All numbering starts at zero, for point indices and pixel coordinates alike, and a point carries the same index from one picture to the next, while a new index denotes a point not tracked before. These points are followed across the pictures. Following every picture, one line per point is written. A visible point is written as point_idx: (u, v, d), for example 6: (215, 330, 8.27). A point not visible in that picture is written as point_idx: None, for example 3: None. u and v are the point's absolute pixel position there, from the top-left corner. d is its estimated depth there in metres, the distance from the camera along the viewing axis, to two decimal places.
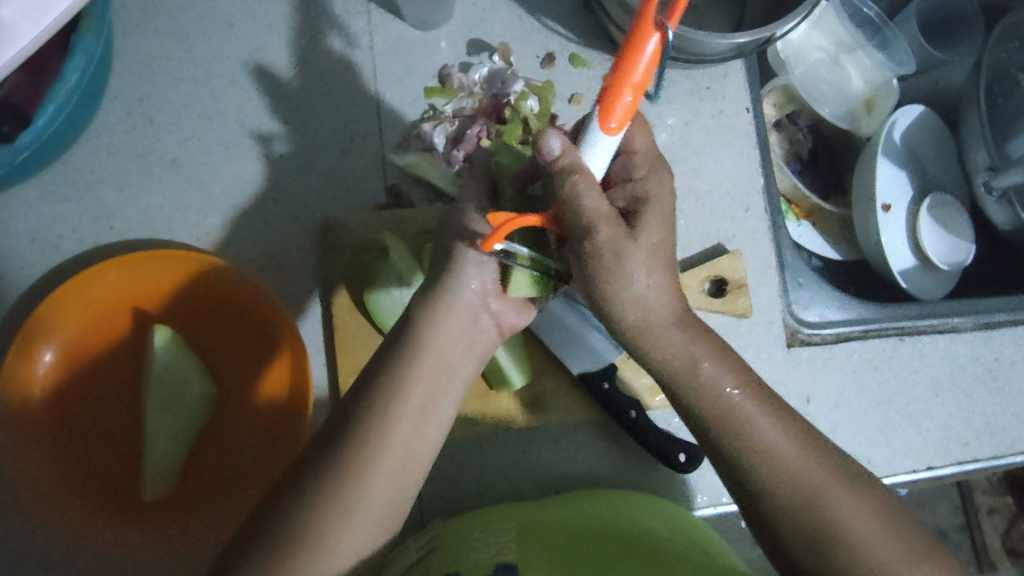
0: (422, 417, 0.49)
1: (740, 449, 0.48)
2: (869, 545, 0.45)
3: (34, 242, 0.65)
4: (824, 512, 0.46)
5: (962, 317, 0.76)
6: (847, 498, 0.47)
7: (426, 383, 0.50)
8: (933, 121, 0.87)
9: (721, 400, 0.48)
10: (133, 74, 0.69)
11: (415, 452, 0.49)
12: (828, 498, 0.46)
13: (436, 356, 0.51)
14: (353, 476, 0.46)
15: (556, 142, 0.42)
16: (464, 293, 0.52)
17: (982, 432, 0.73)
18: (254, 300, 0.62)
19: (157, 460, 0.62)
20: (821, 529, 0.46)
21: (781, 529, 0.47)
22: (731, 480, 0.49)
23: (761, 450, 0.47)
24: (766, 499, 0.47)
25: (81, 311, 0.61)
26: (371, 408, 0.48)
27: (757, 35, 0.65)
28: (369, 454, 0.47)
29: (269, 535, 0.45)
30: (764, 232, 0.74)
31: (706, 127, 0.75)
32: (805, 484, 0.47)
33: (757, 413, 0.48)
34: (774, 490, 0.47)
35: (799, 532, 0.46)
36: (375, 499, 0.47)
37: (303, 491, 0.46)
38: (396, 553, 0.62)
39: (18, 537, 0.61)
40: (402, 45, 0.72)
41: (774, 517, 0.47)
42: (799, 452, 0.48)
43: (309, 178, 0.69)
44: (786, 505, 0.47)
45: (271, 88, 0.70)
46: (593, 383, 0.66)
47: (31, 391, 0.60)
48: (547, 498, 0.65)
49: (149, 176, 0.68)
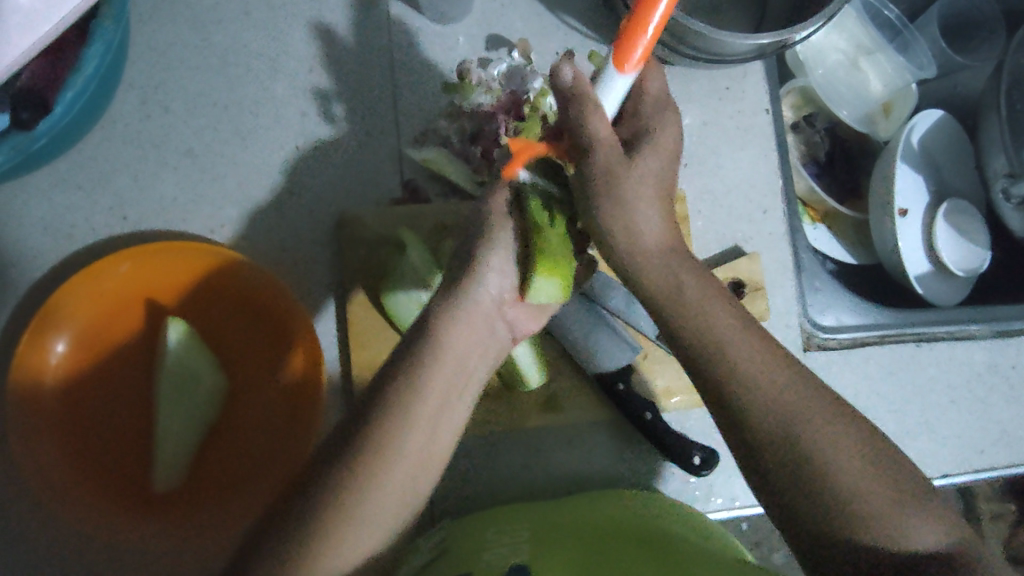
0: (439, 422, 0.49)
1: (729, 380, 0.46)
2: (854, 479, 0.43)
3: (47, 230, 0.65)
4: (812, 445, 0.44)
5: (979, 325, 0.76)
6: (836, 432, 0.45)
7: (440, 387, 0.49)
8: (951, 127, 0.86)
9: (716, 338, 0.47)
10: (150, 62, 0.68)
11: (430, 453, 0.49)
12: (814, 431, 0.44)
13: (451, 361, 0.50)
14: (366, 479, 0.46)
15: (569, 70, 0.46)
16: (484, 298, 0.51)
17: (997, 441, 0.73)
18: (268, 296, 0.62)
19: (167, 454, 0.61)
20: (802, 459, 0.44)
21: (764, 461, 0.45)
22: (719, 412, 0.47)
23: (749, 382, 0.46)
24: (752, 426, 0.45)
25: (95, 301, 0.61)
26: (384, 411, 0.47)
27: (778, 37, 0.65)
28: (384, 456, 0.46)
29: (278, 539, 0.44)
30: (781, 235, 0.73)
31: (725, 127, 0.75)
32: (794, 421, 0.45)
33: (744, 342, 0.47)
34: (760, 417, 0.45)
35: (782, 462, 0.44)
36: (387, 500, 0.47)
37: (315, 494, 0.45)
38: (407, 551, 0.61)
39: (27, 527, 0.61)
40: (422, 38, 0.72)
41: (760, 446, 0.45)
42: (794, 391, 0.46)
43: (325, 171, 0.69)
44: (773, 436, 0.45)
45: (288, 79, 0.70)
46: (608, 384, 0.65)
47: (41, 380, 0.59)
48: (557, 499, 0.65)
49: (164, 166, 0.67)
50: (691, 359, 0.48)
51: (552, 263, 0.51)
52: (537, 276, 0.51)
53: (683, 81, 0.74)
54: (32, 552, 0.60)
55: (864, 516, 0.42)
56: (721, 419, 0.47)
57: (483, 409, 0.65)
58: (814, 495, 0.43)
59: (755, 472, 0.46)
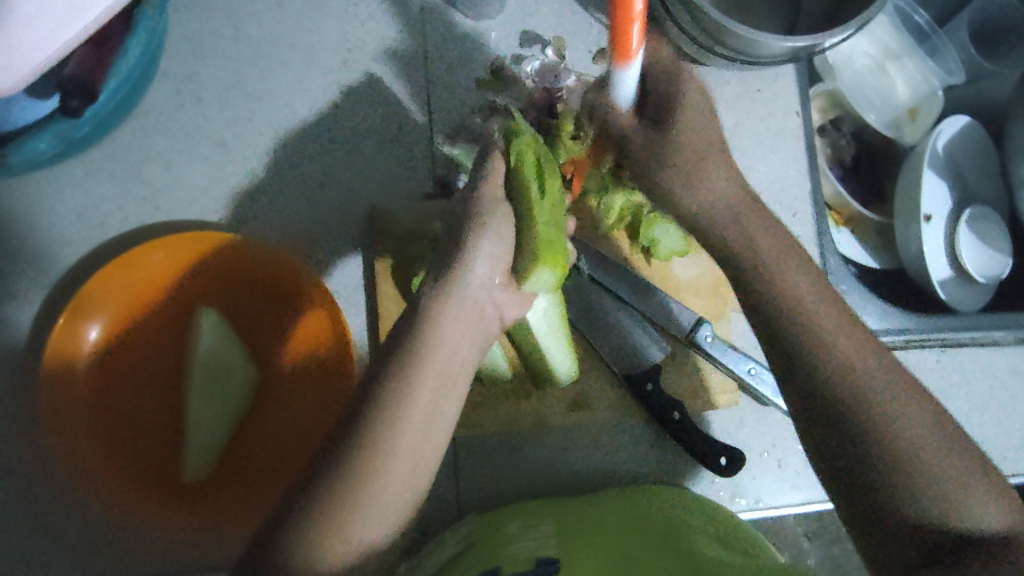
0: (436, 413, 0.48)
1: (815, 367, 0.49)
2: (929, 461, 0.45)
3: (79, 218, 0.65)
4: (873, 400, 0.47)
5: (1004, 330, 0.76)
6: (913, 418, 0.47)
7: (434, 380, 0.48)
8: (978, 133, 0.86)
9: (810, 340, 0.50)
10: (185, 53, 0.68)
11: (430, 447, 0.48)
12: (888, 411, 0.47)
13: (441, 356, 0.49)
14: (370, 476, 0.45)
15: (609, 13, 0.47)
16: (471, 288, 0.52)
17: (1019, 446, 0.73)
18: (291, 276, 0.62)
19: (197, 441, 0.61)
20: (874, 441, 0.46)
21: (827, 435, 0.48)
22: (783, 360, 0.52)
23: (833, 365, 0.49)
24: (814, 367, 0.49)
25: (127, 288, 0.61)
26: (385, 404, 0.47)
27: (815, 40, 0.65)
28: (386, 450, 0.46)
29: (284, 534, 0.44)
30: (809, 238, 0.74)
31: (755, 129, 0.75)
32: (867, 401, 0.47)
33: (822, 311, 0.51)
34: (820, 362, 0.49)
35: (836, 407, 0.48)
36: (396, 494, 0.46)
37: (319, 496, 0.45)
38: (432, 545, 0.62)
39: (51, 514, 0.61)
40: (455, 33, 0.72)
41: (817, 386, 0.49)
42: (873, 375, 0.48)
43: (357, 163, 0.69)
44: (833, 380, 0.49)
45: (321, 72, 0.70)
46: (636, 383, 0.65)
47: (74, 366, 0.60)
48: (589, 495, 0.65)
49: (197, 157, 0.67)
50: (780, 346, 0.52)
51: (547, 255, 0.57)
52: (536, 274, 0.57)
53: (714, 82, 0.75)
54: (57, 542, 0.60)
55: (930, 498, 0.44)
56: (796, 399, 0.51)
57: (511, 407, 0.66)
58: (878, 471, 0.46)
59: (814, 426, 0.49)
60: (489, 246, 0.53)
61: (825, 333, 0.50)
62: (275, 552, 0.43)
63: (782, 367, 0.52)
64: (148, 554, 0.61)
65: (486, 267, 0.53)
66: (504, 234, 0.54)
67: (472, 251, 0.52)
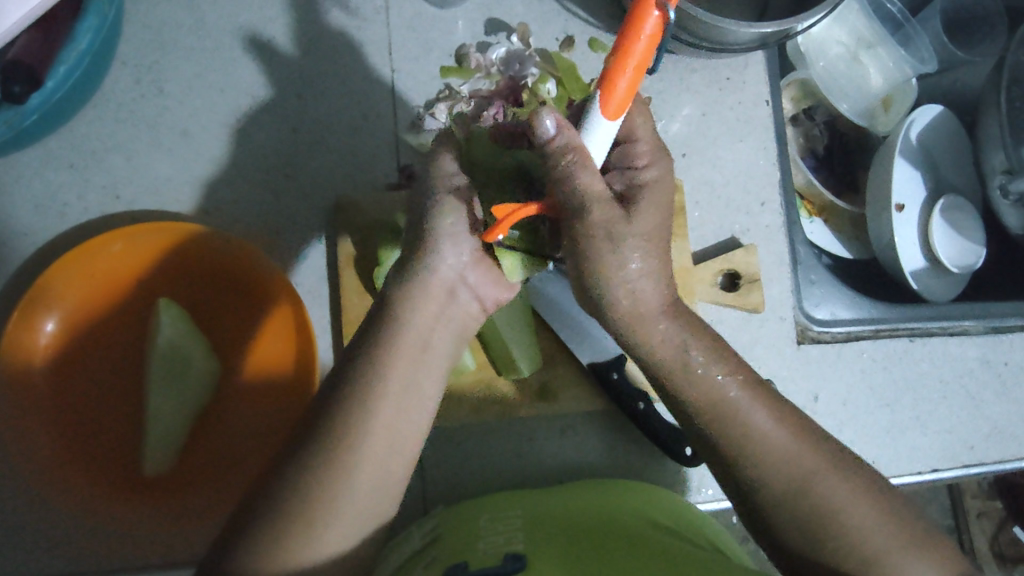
0: (408, 405, 0.47)
1: (752, 470, 0.48)
2: (868, 535, 0.46)
3: (38, 208, 0.64)
4: (811, 486, 0.47)
5: (972, 320, 0.76)
6: (842, 491, 0.47)
7: (405, 367, 0.47)
8: (950, 122, 0.86)
9: (740, 435, 0.48)
10: (144, 41, 0.67)
11: (404, 435, 0.47)
12: (832, 495, 0.47)
13: (413, 340, 0.48)
14: (336, 470, 0.44)
15: (551, 122, 0.43)
16: (441, 271, 0.49)
17: (988, 437, 0.73)
18: (249, 265, 0.61)
19: (157, 435, 0.59)
20: (819, 517, 0.47)
21: (776, 522, 0.48)
22: (719, 467, 0.50)
23: (766, 452, 0.48)
24: (746, 461, 0.48)
25: (86, 280, 0.60)
26: (351, 397, 0.46)
27: (781, 27, 0.64)
28: (356, 445, 0.45)
29: (251, 535, 0.43)
30: (779, 228, 0.73)
31: (725, 119, 0.74)
32: (804, 474, 0.47)
33: (750, 403, 0.49)
34: (749, 459, 0.48)
35: (777, 501, 0.48)
36: (368, 486, 0.45)
37: (288, 490, 0.44)
38: (399, 539, 0.61)
39: (15, 510, 0.60)
40: (420, 22, 0.71)
41: (757, 481, 0.48)
42: (795, 447, 0.48)
43: (321, 154, 0.68)
44: (772, 479, 0.48)
45: (282, 60, 0.69)
46: (601, 375, 0.65)
47: (31, 360, 0.59)
48: (568, 483, 0.65)
49: (158, 146, 0.66)
50: (712, 447, 0.50)
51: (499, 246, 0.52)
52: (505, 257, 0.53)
53: (682, 70, 0.74)
54: (24, 534, 0.60)
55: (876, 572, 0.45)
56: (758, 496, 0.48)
57: (474, 399, 0.65)
58: (817, 558, 0.47)
59: (756, 521, 0.49)
60: (453, 220, 0.49)
61: (745, 417, 0.49)
62: (246, 553, 0.43)
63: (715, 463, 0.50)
64: (119, 548, 0.61)
65: (454, 248, 0.49)
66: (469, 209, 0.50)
67: (435, 231, 0.49)
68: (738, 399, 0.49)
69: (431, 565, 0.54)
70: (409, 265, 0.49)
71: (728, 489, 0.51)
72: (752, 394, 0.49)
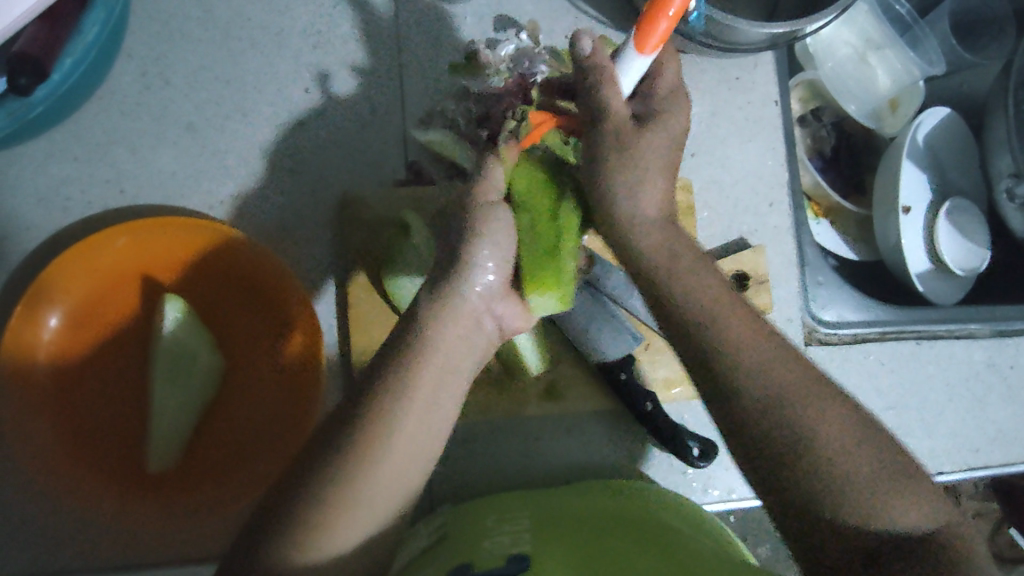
0: (429, 421, 0.46)
1: (741, 386, 0.45)
2: (859, 463, 0.43)
3: (42, 202, 0.63)
4: (799, 403, 0.44)
5: (979, 323, 0.76)
6: (832, 415, 0.44)
7: (430, 385, 0.46)
8: (957, 125, 0.86)
9: (735, 363, 0.46)
10: (151, 33, 0.66)
11: (423, 449, 0.46)
12: (820, 412, 0.44)
13: (441, 359, 0.47)
14: (356, 484, 0.43)
15: (588, 42, 0.48)
16: (471, 296, 0.49)
17: (993, 440, 0.73)
18: (258, 267, 0.60)
19: (163, 431, 0.59)
20: (806, 435, 0.43)
21: (766, 475, 0.44)
22: (705, 385, 0.47)
23: (759, 373, 0.45)
24: (735, 382, 0.45)
25: (89, 275, 0.59)
26: (372, 406, 0.45)
27: (792, 26, 0.64)
28: (376, 459, 0.44)
29: (266, 539, 0.42)
30: (787, 229, 0.73)
31: (733, 119, 0.74)
32: (799, 402, 0.44)
33: (736, 321, 0.47)
34: (739, 377, 0.45)
35: (762, 421, 0.44)
36: (382, 494, 0.44)
37: (304, 501, 0.43)
38: (405, 538, 0.61)
39: (18, 505, 0.60)
40: (429, 17, 0.71)
41: (745, 401, 0.45)
42: (799, 383, 0.45)
43: (328, 149, 0.68)
44: (760, 397, 0.45)
45: (289, 55, 0.68)
46: (610, 374, 0.65)
47: (34, 357, 0.58)
48: (558, 487, 0.65)
49: (163, 140, 0.66)
50: (701, 363, 0.47)
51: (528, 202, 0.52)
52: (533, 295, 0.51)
53: (691, 69, 0.74)
54: (26, 529, 0.60)
55: (865, 501, 0.42)
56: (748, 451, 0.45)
57: (481, 396, 0.65)
58: (804, 482, 0.43)
59: (742, 444, 0.45)
60: (490, 251, 0.48)
61: (741, 348, 0.46)
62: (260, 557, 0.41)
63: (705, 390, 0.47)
64: (122, 545, 0.60)
65: (487, 275, 0.49)
66: (502, 236, 0.49)
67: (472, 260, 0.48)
68: (742, 347, 0.46)
69: (437, 564, 0.54)
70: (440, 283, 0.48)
71: (713, 411, 0.47)
72: (755, 350, 0.46)
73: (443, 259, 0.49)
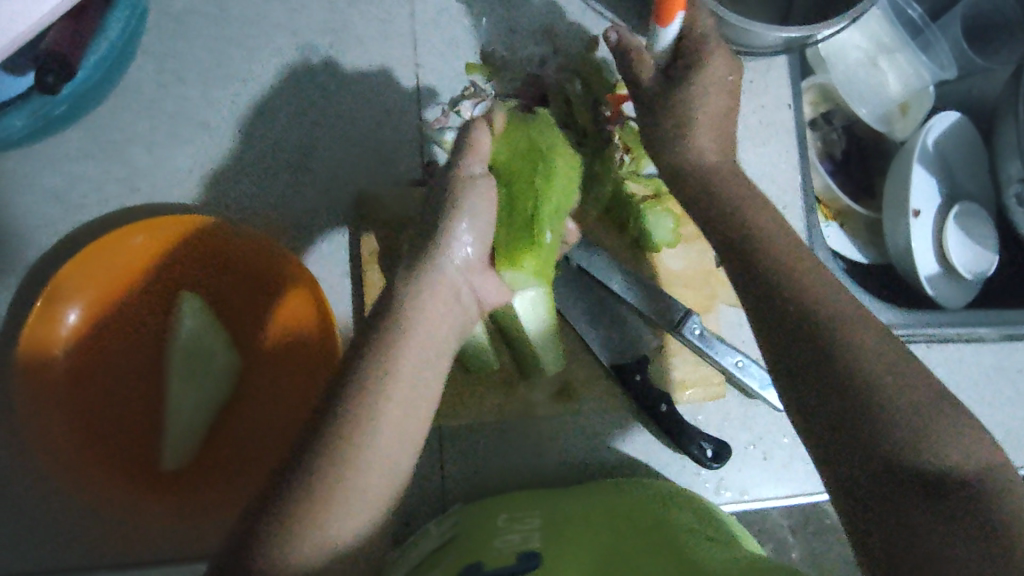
0: (417, 398, 0.45)
1: (798, 305, 0.47)
2: (902, 398, 0.42)
3: (58, 200, 0.63)
4: (849, 333, 0.45)
5: (988, 327, 0.76)
6: (881, 350, 0.45)
7: (416, 362, 0.45)
8: (968, 130, 0.86)
9: (788, 307, 0.48)
10: (168, 32, 0.67)
11: (412, 431, 0.45)
12: (867, 344, 0.45)
13: (423, 333, 0.46)
14: (345, 466, 0.42)
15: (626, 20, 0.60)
16: (448, 268, 0.49)
17: (1003, 443, 0.73)
18: (267, 259, 0.61)
19: (178, 427, 0.60)
20: (855, 357, 0.44)
21: (806, 395, 0.45)
22: (763, 301, 0.49)
23: (817, 302, 0.47)
24: (796, 299, 0.48)
25: (108, 273, 0.59)
26: (359, 392, 0.43)
27: (809, 31, 0.64)
28: (363, 439, 0.42)
29: (260, 535, 0.41)
30: (799, 232, 0.73)
31: (746, 121, 0.74)
32: (850, 337, 0.45)
33: (794, 273, 0.49)
34: (800, 295, 0.48)
35: (813, 334, 0.46)
36: (376, 481, 0.43)
37: (302, 488, 0.41)
38: (417, 536, 0.61)
39: (33, 500, 0.60)
40: (445, 18, 0.71)
41: (802, 313, 0.47)
42: (850, 317, 0.46)
43: (344, 147, 0.68)
44: (815, 317, 0.46)
45: (305, 54, 0.69)
46: (624, 376, 0.65)
47: (53, 353, 0.58)
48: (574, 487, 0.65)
49: (179, 138, 0.66)
50: (764, 284, 0.49)
51: (509, 179, 0.58)
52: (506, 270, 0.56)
53: None
54: (41, 526, 0.60)
55: (901, 423, 0.41)
56: (794, 394, 0.46)
57: (496, 397, 0.66)
58: (844, 394, 0.43)
59: (789, 355, 0.46)
60: (468, 224, 0.50)
61: (799, 285, 0.48)
62: (253, 551, 0.40)
63: (761, 317, 0.49)
64: (132, 540, 0.60)
65: (463, 247, 0.50)
66: (485, 216, 0.51)
67: (449, 233, 0.49)
68: (806, 281, 0.49)
69: (448, 563, 0.54)
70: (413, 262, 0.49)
71: (765, 331, 0.49)
72: (802, 318, 0.47)
73: (418, 238, 0.50)
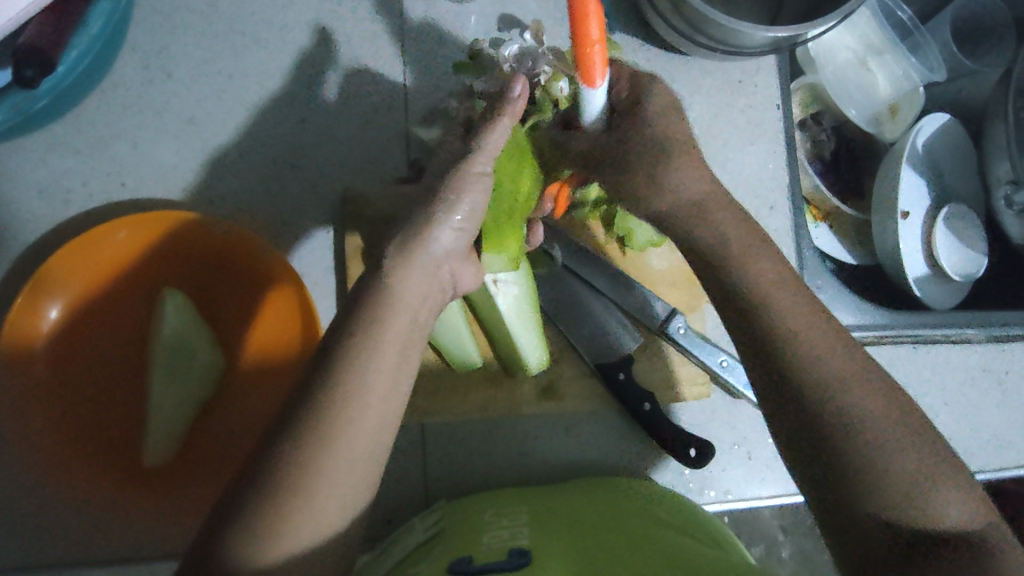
0: (395, 388, 0.44)
1: (787, 362, 0.46)
2: (898, 460, 0.42)
3: (42, 194, 0.63)
4: (836, 394, 0.44)
5: (975, 328, 0.76)
6: (873, 408, 0.44)
7: (397, 353, 0.45)
8: (958, 133, 0.86)
9: (778, 329, 0.47)
10: (153, 26, 0.66)
11: (390, 422, 0.44)
12: (859, 405, 0.44)
13: (406, 320, 0.46)
14: (321, 458, 0.41)
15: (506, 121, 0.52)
16: (437, 248, 0.48)
17: (988, 444, 0.73)
18: (248, 251, 0.60)
19: (157, 422, 0.59)
20: (846, 423, 0.44)
21: (803, 458, 0.45)
22: (754, 355, 0.48)
23: (806, 358, 0.46)
24: (784, 358, 0.46)
25: (89, 268, 0.59)
26: (335, 383, 0.42)
27: (797, 31, 0.63)
28: (339, 431, 0.42)
29: (230, 530, 0.40)
30: (786, 232, 0.73)
31: (735, 122, 0.75)
32: (838, 397, 0.44)
33: (787, 317, 0.47)
34: (789, 353, 0.46)
35: (804, 396, 0.45)
36: (348, 475, 0.42)
37: (272, 479, 0.41)
38: (399, 532, 0.60)
39: (12, 495, 0.60)
40: (433, 15, 0.71)
41: (793, 372, 0.46)
42: (833, 352, 0.46)
43: (332, 144, 0.68)
44: (804, 373, 0.45)
45: (292, 51, 0.68)
46: (608, 374, 0.65)
47: (32, 345, 0.58)
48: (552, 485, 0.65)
49: (164, 134, 0.66)
50: (751, 336, 0.48)
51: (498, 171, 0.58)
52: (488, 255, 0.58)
53: (694, 71, 0.74)
54: (20, 520, 0.60)
55: (897, 492, 0.42)
56: (762, 397, 0.48)
57: (479, 396, 0.66)
58: (838, 461, 0.43)
59: (785, 412, 0.46)
60: (461, 217, 0.49)
61: (778, 311, 0.47)
62: (228, 540, 0.40)
63: (753, 361, 0.48)
64: (108, 535, 0.60)
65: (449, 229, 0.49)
66: (475, 198, 0.50)
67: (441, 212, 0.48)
68: (786, 308, 0.48)
69: (437, 558, 0.54)
70: (401, 241, 0.47)
71: (759, 382, 0.48)
72: (769, 329, 0.47)
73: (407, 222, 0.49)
